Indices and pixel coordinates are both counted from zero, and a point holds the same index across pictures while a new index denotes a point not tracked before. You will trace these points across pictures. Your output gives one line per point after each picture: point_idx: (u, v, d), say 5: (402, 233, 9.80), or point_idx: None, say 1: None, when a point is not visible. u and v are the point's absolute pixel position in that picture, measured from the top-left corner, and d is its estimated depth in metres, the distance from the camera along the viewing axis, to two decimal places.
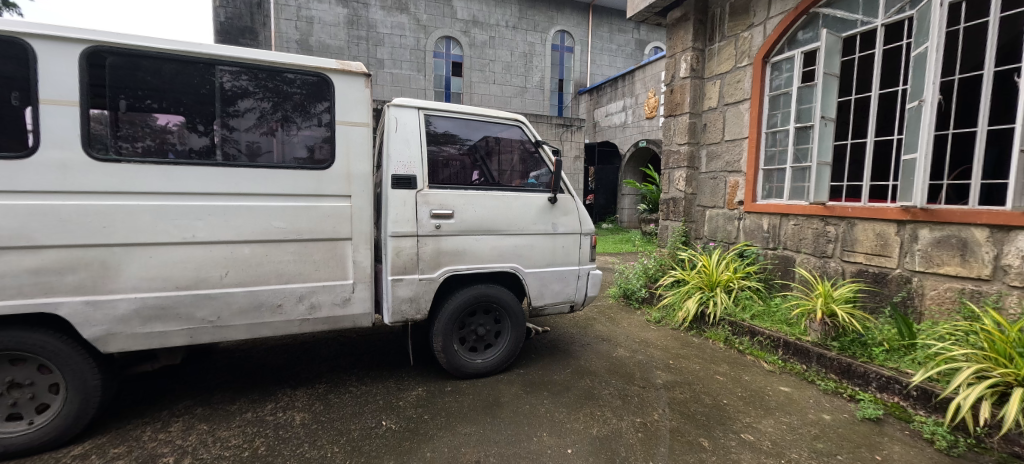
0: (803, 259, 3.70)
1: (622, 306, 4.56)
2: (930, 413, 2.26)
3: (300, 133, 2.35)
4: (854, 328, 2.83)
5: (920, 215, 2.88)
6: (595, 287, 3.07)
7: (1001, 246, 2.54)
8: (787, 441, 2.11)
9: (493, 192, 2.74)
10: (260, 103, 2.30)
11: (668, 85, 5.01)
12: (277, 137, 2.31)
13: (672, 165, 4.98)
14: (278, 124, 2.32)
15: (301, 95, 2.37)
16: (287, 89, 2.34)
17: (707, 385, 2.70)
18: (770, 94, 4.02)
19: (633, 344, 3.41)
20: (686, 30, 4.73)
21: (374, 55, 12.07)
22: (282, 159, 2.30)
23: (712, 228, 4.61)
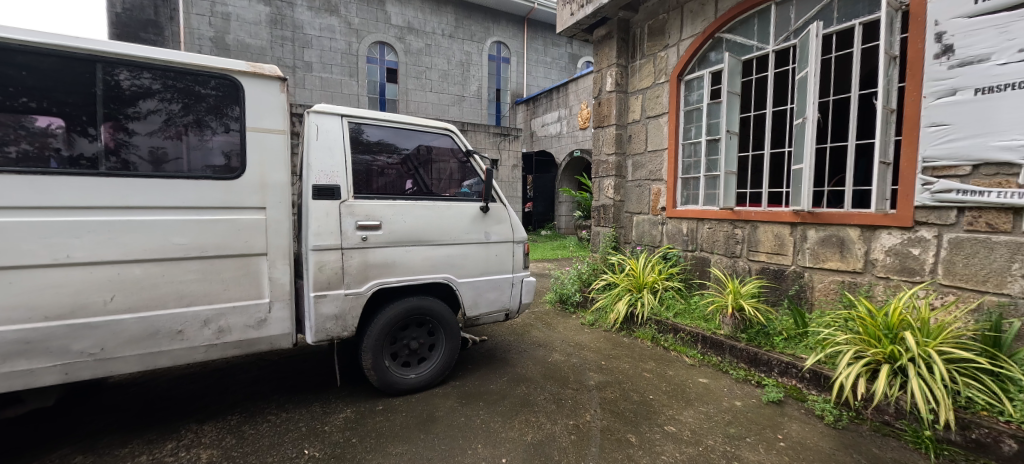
0: (717, 259, 4.04)
1: (558, 311, 4.68)
2: (821, 392, 2.56)
3: (215, 138, 2.17)
4: (759, 320, 3.13)
5: (807, 218, 3.28)
6: (529, 294, 3.12)
7: (868, 243, 2.98)
8: (704, 429, 2.28)
9: (424, 202, 2.69)
10: (166, 105, 2.09)
11: (596, 98, 5.28)
12: (185, 143, 2.11)
13: (601, 173, 5.23)
14: (187, 129, 2.13)
15: (213, 97, 2.18)
16: (197, 90, 2.15)
17: (636, 383, 2.84)
18: (685, 109, 4.38)
19: (568, 348, 3.51)
20: (611, 47, 5.02)
21: (301, 57, 11.39)
22: (191, 167, 2.10)
23: (638, 233, 4.89)
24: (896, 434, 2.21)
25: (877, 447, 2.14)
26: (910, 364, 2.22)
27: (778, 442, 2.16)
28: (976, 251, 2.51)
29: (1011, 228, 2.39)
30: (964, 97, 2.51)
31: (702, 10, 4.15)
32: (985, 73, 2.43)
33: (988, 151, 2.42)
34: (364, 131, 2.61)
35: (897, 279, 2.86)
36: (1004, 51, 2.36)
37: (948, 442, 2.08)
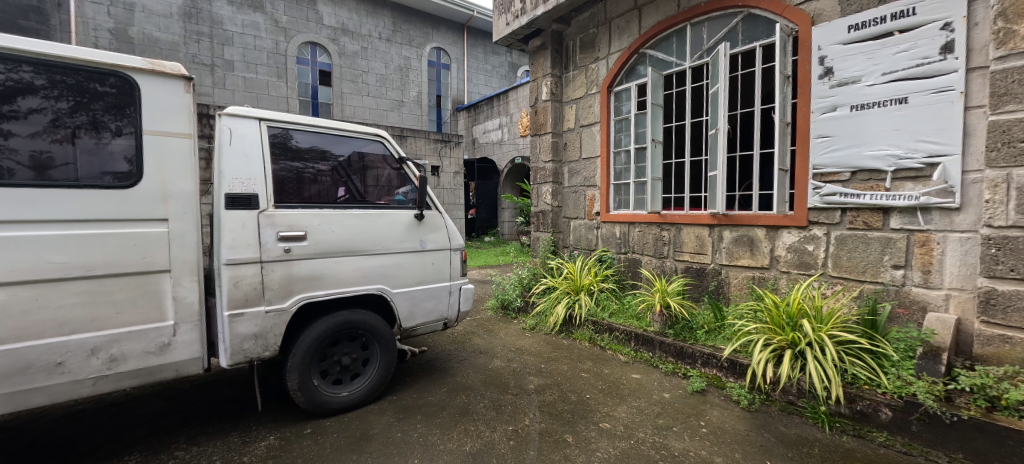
0: (647, 261, 4.28)
1: (500, 317, 4.69)
2: (737, 379, 2.80)
3: (115, 141, 1.95)
4: (683, 316, 3.36)
5: (722, 219, 3.60)
6: (468, 301, 3.09)
7: (772, 242, 3.32)
8: (636, 423, 2.39)
9: (355, 210, 2.59)
10: (53, 102, 1.84)
11: (533, 107, 5.40)
12: (78, 147, 1.87)
13: (539, 180, 5.35)
14: (79, 131, 1.89)
15: (113, 96, 1.96)
16: (92, 88, 1.92)
17: (574, 383, 2.92)
18: (615, 119, 4.61)
19: (509, 353, 3.52)
20: (545, 58, 5.18)
21: (220, 55, 10.49)
22: (86, 174, 1.87)
23: (576, 237, 5.06)
24: (799, 411, 2.48)
25: (783, 425, 2.38)
26: (808, 348, 2.50)
27: (701, 429, 2.33)
28: (856, 246, 2.89)
29: (881, 225, 2.78)
30: (842, 113, 2.90)
31: (627, 26, 4.42)
32: (856, 93, 2.83)
33: (863, 160, 2.80)
34: (288, 137, 2.47)
35: (797, 273, 3.20)
36: (871, 74, 2.77)
37: (839, 415, 2.37)
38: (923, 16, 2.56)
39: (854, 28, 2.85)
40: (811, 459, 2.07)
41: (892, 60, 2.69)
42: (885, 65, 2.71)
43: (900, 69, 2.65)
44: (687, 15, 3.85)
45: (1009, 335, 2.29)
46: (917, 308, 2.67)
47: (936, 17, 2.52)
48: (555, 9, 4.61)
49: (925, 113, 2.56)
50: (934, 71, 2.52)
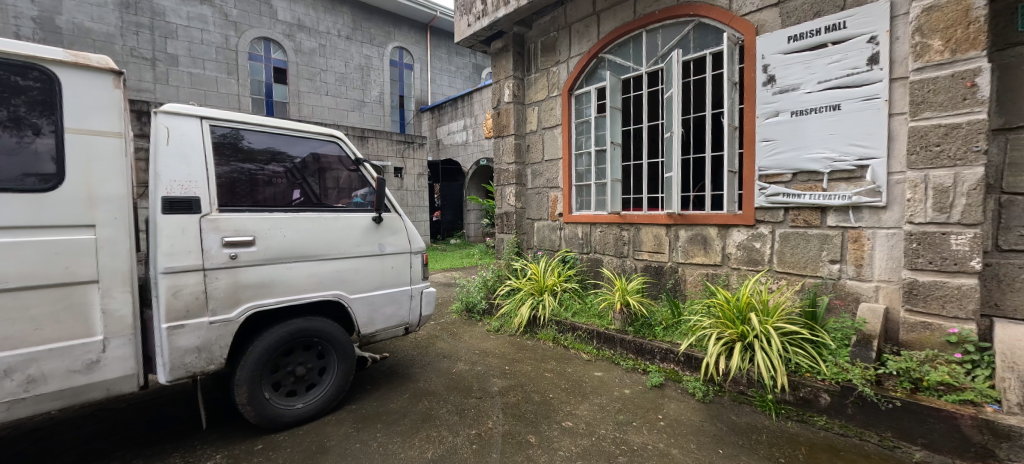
0: (608, 260, 4.38)
1: (465, 320, 4.65)
2: (693, 372, 2.92)
3: (38, 140, 1.79)
4: (643, 313, 3.45)
5: (678, 219, 3.74)
6: (430, 305, 3.04)
7: (723, 240, 3.49)
8: (597, 420, 2.44)
9: (309, 213, 2.48)
10: None
11: (495, 108, 5.40)
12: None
13: (503, 182, 5.36)
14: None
15: (37, 91, 1.80)
16: (11, 81, 1.75)
17: (537, 384, 2.93)
18: (576, 121, 4.69)
19: (473, 356, 3.50)
20: (507, 60, 5.20)
21: (162, 49, 9.81)
22: (4, 177, 1.70)
23: (540, 239, 5.10)
24: (749, 400, 2.62)
25: (734, 415, 2.50)
26: (756, 340, 2.64)
27: (659, 422, 2.40)
28: (798, 243, 3.09)
29: (819, 223, 2.99)
30: (784, 118, 3.09)
31: (587, 31, 4.51)
32: (795, 100, 3.02)
33: (802, 162, 3.00)
34: (238, 138, 2.36)
35: (746, 269, 3.38)
36: (808, 83, 2.97)
37: (785, 402, 2.52)
38: (853, 29, 2.78)
39: (793, 39, 3.04)
40: (760, 446, 2.18)
41: (826, 69, 2.89)
42: (820, 74, 2.91)
43: (834, 78, 2.85)
44: (642, 22, 3.98)
45: (929, 322, 2.48)
46: (851, 299, 2.88)
47: (863, 31, 2.74)
48: (516, 12, 4.63)
49: (855, 119, 2.77)
50: (862, 80, 2.74)
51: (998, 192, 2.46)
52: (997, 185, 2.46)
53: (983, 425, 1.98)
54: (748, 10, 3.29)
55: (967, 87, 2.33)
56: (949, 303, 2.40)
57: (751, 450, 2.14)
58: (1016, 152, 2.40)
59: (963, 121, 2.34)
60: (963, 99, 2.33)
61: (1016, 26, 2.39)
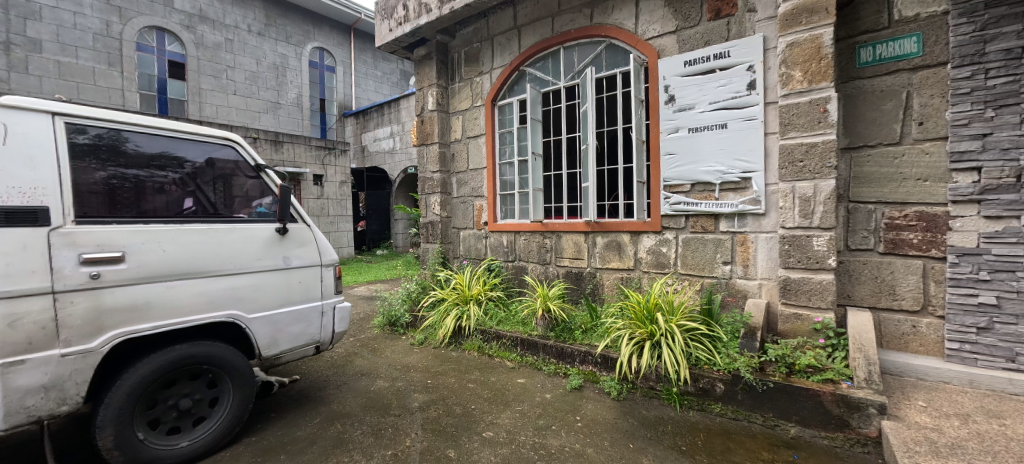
0: (532, 267, 4.48)
1: (387, 334, 4.45)
2: (609, 372, 3.06)
3: None
4: (563, 318, 3.55)
5: (594, 227, 3.94)
6: (344, 321, 2.84)
7: (635, 245, 3.74)
8: (518, 427, 2.45)
9: (197, 225, 2.23)
10: None
11: (419, 116, 5.31)
12: None
13: (427, 191, 5.26)
14: None
15: None
16: None
17: (460, 396, 2.88)
18: (500, 131, 4.77)
19: (394, 372, 3.35)
20: (430, 67, 5.14)
21: (18, 30, 8.30)
22: None
23: (465, 248, 5.08)
24: (657, 395, 2.83)
25: (644, 410, 2.68)
26: (663, 337, 2.84)
27: (576, 423, 2.49)
28: (697, 247, 3.41)
29: (713, 229, 3.32)
30: (682, 134, 3.41)
31: (508, 44, 4.61)
32: (692, 118, 3.35)
33: (698, 174, 3.33)
34: (121, 140, 2.11)
35: (654, 272, 3.65)
36: (701, 103, 3.31)
37: (688, 393, 2.74)
38: (735, 58, 3.16)
39: (688, 63, 3.38)
40: (666, 436, 2.35)
41: (715, 92, 3.25)
42: (711, 96, 3.27)
43: (722, 100, 3.22)
44: (559, 39, 4.16)
45: (800, 313, 2.85)
46: (741, 296, 3.23)
47: (743, 60, 3.13)
48: (438, 20, 4.60)
49: (739, 137, 3.14)
50: (743, 103, 3.12)
51: (847, 200, 2.92)
52: (845, 195, 2.92)
53: (840, 399, 2.31)
54: (652, 35, 3.60)
55: (820, 112, 2.75)
56: (814, 296, 2.79)
57: (658, 441, 2.30)
58: (858, 167, 2.88)
59: (820, 140, 2.75)
60: (818, 122, 2.75)
61: (855, 63, 2.88)
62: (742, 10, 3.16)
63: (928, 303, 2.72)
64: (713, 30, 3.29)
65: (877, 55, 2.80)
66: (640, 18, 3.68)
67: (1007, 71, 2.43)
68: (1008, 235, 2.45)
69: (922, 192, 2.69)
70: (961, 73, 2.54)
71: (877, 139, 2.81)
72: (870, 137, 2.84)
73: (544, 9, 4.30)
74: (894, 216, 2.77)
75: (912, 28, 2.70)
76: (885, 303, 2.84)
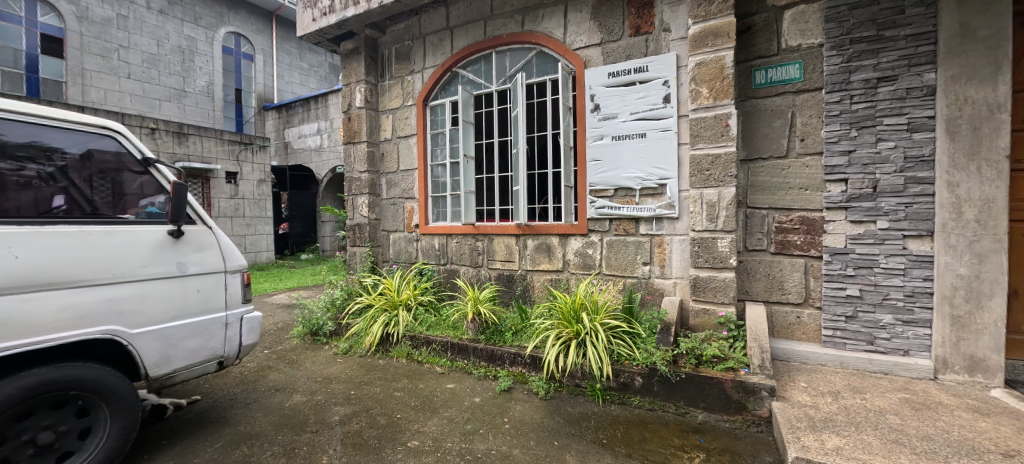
0: (464, 270, 4.44)
1: (308, 345, 4.16)
2: (537, 372, 3.13)
3: None
4: (494, 320, 3.55)
5: (525, 229, 4.01)
6: (253, 333, 2.59)
7: (564, 248, 3.86)
8: (444, 434, 2.41)
9: (66, 227, 1.92)
10: None
11: (346, 113, 5.04)
12: None
13: (354, 191, 5.02)
14: None
15: None
16: None
17: (385, 405, 2.77)
18: (431, 132, 4.68)
19: (313, 385, 3.13)
20: (358, 63, 4.90)
21: None
22: None
23: (396, 251, 4.91)
24: (582, 392, 2.94)
25: (570, 407, 2.77)
26: (588, 336, 2.96)
27: (504, 425, 2.50)
28: (619, 249, 3.60)
29: (634, 231, 3.54)
30: (606, 141, 3.60)
31: (440, 44, 4.54)
32: (615, 126, 3.55)
33: (620, 180, 3.53)
34: None
35: (581, 273, 3.79)
36: (623, 113, 3.51)
37: (610, 388, 2.88)
38: (652, 73, 3.40)
39: (612, 75, 3.56)
40: (588, 431, 2.45)
41: (635, 103, 3.46)
42: (632, 107, 3.48)
43: (641, 111, 3.43)
44: (491, 42, 4.19)
45: (707, 308, 3.12)
46: (658, 294, 3.46)
47: (660, 75, 3.37)
48: (366, 14, 4.41)
49: (656, 146, 3.38)
50: (660, 115, 3.36)
51: (745, 206, 3.26)
52: (744, 201, 3.26)
53: (738, 384, 2.56)
54: (579, 46, 3.75)
55: (723, 126, 3.04)
56: (718, 292, 3.08)
57: (581, 437, 2.39)
58: (754, 177, 3.22)
59: (722, 152, 3.05)
60: (721, 135, 3.04)
61: (752, 84, 3.23)
62: (658, 29, 3.41)
63: (809, 296, 3.11)
64: (633, 45, 3.51)
65: (769, 78, 3.17)
66: (568, 28, 3.82)
67: (867, 98, 2.86)
68: (867, 236, 2.88)
69: (804, 200, 3.08)
70: (833, 97, 2.95)
71: (769, 153, 3.18)
72: (763, 150, 3.20)
73: (476, 12, 4.30)
74: (782, 221, 3.14)
75: (796, 56, 3.09)
76: (776, 297, 3.21)
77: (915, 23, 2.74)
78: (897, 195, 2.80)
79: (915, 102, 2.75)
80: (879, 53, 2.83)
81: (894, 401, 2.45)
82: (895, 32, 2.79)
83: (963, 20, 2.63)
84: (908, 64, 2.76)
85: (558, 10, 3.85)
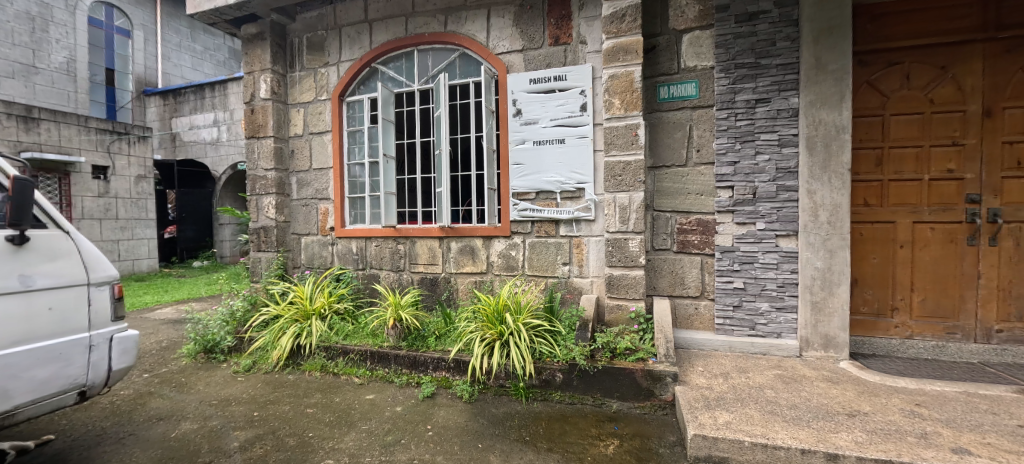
0: (384, 275, 4.26)
1: (200, 365, 3.67)
2: (461, 375, 3.11)
3: None
4: (416, 326, 3.43)
5: (448, 232, 3.97)
6: (126, 354, 2.25)
7: (487, 250, 3.89)
8: (362, 449, 2.29)
9: None
10: None
11: (248, 104, 4.55)
12: None
13: (259, 191, 4.55)
14: None
15: None
16: None
17: (295, 425, 2.55)
18: (348, 130, 4.42)
19: (207, 410, 2.78)
20: (263, 50, 4.46)
21: None
22: None
23: (308, 256, 4.56)
24: (506, 392, 2.98)
25: (494, 408, 2.79)
26: (511, 336, 3.01)
27: (427, 433, 2.45)
28: (541, 250, 3.72)
29: (554, 233, 3.68)
30: (528, 145, 3.69)
31: (358, 37, 4.31)
32: (536, 131, 3.66)
33: (541, 183, 3.65)
34: None
35: (505, 274, 3.85)
36: (544, 119, 3.64)
37: (533, 386, 2.96)
38: (570, 82, 3.57)
39: (533, 81, 3.67)
40: (511, 430, 2.49)
41: (555, 110, 3.61)
42: (551, 113, 3.61)
43: (560, 118, 3.59)
44: (412, 40, 4.08)
45: (620, 304, 3.35)
46: (576, 292, 3.63)
47: (577, 85, 3.55)
48: None
49: (574, 152, 3.55)
50: (577, 122, 3.54)
51: (652, 209, 3.56)
52: (651, 205, 3.56)
53: (646, 373, 2.79)
54: (501, 51, 3.81)
55: (633, 135, 3.29)
56: (630, 289, 3.32)
57: (505, 436, 2.42)
58: (659, 182, 3.54)
59: (632, 159, 3.29)
60: (631, 143, 3.29)
61: (657, 98, 3.53)
62: (575, 41, 3.60)
63: (705, 289, 3.50)
64: (553, 54, 3.65)
65: (671, 93, 3.49)
66: (491, 32, 3.86)
67: (747, 116, 3.29)
68: (749, 236, 3.32)
69: (699, 204, 3.45)
70: (722, 114, 3.34)
71: (671, 161, 3.51)
72: (666, 159, 3.52)
73: (397, 8, 4.15)
74: (682, 222, 3.49)
75: (692, 75, 3.45)
76: (678, 291, 3.55)
77: (783, 55, 3.22)
78: (771, 200, 3.26)
79: (784, 122, 3.22)
80: (757, 78, 3.28)
81: (770, 377, 2.85)
82: (769, 61, 3.25)
83: (817, 55, 3.15)
84: (779, 89, 3.23)
85: (481, 13, 3.87)
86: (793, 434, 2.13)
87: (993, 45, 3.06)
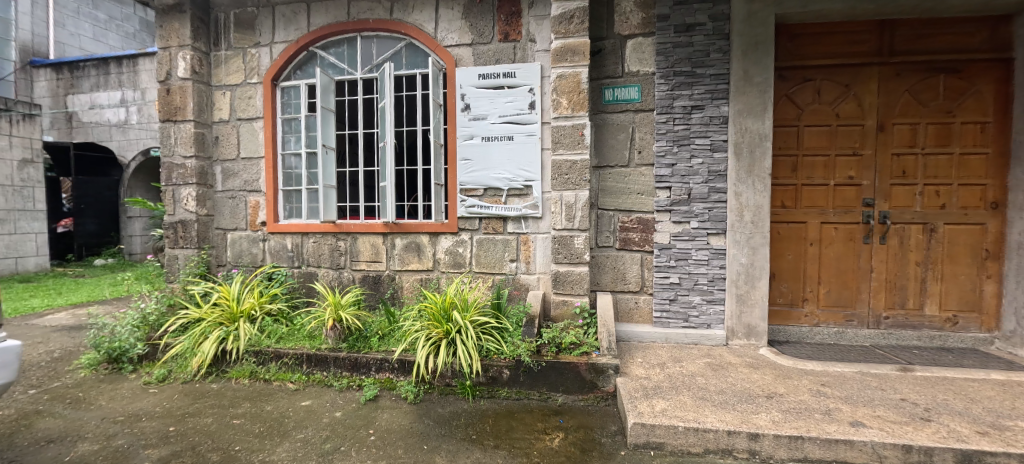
0: (323, 273, 4.02)
1: (103, 377, 3.25)
2: (406, 376, 3.02)
3: None
4: (358, 326, 3.28)
5: (392, 228, 3.83)
6: (6, 368, 1.92)
7: (433, 246, 3.81)
8: (297, 460, 2.14)
9: None
10: None
11: (163, 83, 4.07)
12: None
13: (175, 180, 4.10)
14: None
15: None
16: None
17: (218, 438, 2.34)
18: (282, 117, 4.11)
19: (111, 427, 2.46)
20: (181, 23, 3.99)
21: None
22: None
23: (235, 253, 4.19)
24: (452, 391, 2.94)
25: (440, 408, 2.74)
26: (457, 334, 2.97)
27: (369, 438, 2.35)
28: (488, 247, 3.71)
29: (502, 230, 3.68)
30: (476, 141, 3.65)
31: (294, 18, 4.01)
32: (485, 127, 3.63)
33: (489, 180, 3.63)
34: None
35: (451, 272, 3.79)
36: (492, 115, 3.61)
37: (479, 384, 2.95)
38: (519, 79, 3.57)
39: (481, 76, 3.63)
40: (458, 430, 2.45)
41: (503, 107, 3.60)
42: (500, 110, 3.60)
43: (508, 115, 3.58)
44: (354, 26, 3.87)
45: (566, 300, 3.43)
46: (523, 289, 3.67)
47: (525, 83, 3.56)
48: None
49: (522, 149, 3.57)
50: (525, 120, 3.56)
51: (596, 208, 3.67)
52: (595, 203, 3.67)
53: (590, 366, 2.88)
54: (450, 44, 3.73)
55: (579, 135, 3.36)
56: (575, 285, 3.40)
57: (450, 436, 2.39)
58: (603, 182, 3.66)
59: (578, 159, 3.37)
60: (577, 143, 3.36)
61: (602, 99, 3.64)
62: (525, 39, 3.61)
63: (644, 285, 3.67)
64: (502, 50, 3.64)
65: (615, 96, 3.62)
66: (439, 23, 3.75)
67: (684, 121, 3.50)
68: (684, 234, 3.53)
69: (640, 203, 3.61)
70: (661, 118, 3.52)
71: (615, 162, 3.64)
72: (610, 159, 3.65)
73: None
74: (624, 221, 3.64)
75: (635, 80, 3.60)
76: (620, 287, 3.70)
77: (715, 65, 3.45)
78: (703, 201, 3.49)
79: (715, 128, 3.46)
80: (693, 86, 3.48)
81: (700, 365, 3.07)
82: (703, 70, 3.46)
83: (745, 68, 3.41)
84: (712, 98, 3.46)
85: (428, 3, 3.76)
86: (720, 417, 2.30)
87: (886, 68, 3.49)
